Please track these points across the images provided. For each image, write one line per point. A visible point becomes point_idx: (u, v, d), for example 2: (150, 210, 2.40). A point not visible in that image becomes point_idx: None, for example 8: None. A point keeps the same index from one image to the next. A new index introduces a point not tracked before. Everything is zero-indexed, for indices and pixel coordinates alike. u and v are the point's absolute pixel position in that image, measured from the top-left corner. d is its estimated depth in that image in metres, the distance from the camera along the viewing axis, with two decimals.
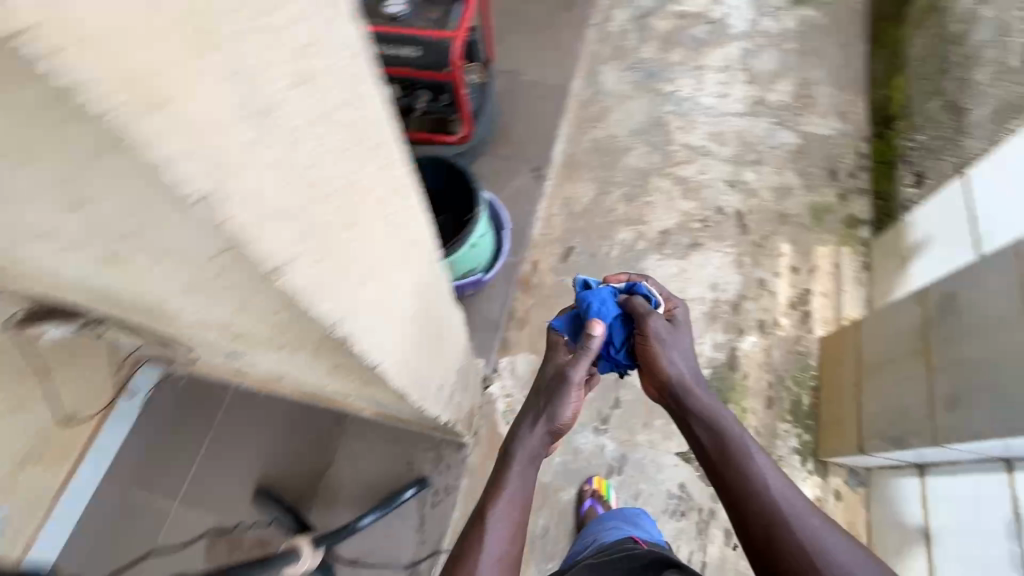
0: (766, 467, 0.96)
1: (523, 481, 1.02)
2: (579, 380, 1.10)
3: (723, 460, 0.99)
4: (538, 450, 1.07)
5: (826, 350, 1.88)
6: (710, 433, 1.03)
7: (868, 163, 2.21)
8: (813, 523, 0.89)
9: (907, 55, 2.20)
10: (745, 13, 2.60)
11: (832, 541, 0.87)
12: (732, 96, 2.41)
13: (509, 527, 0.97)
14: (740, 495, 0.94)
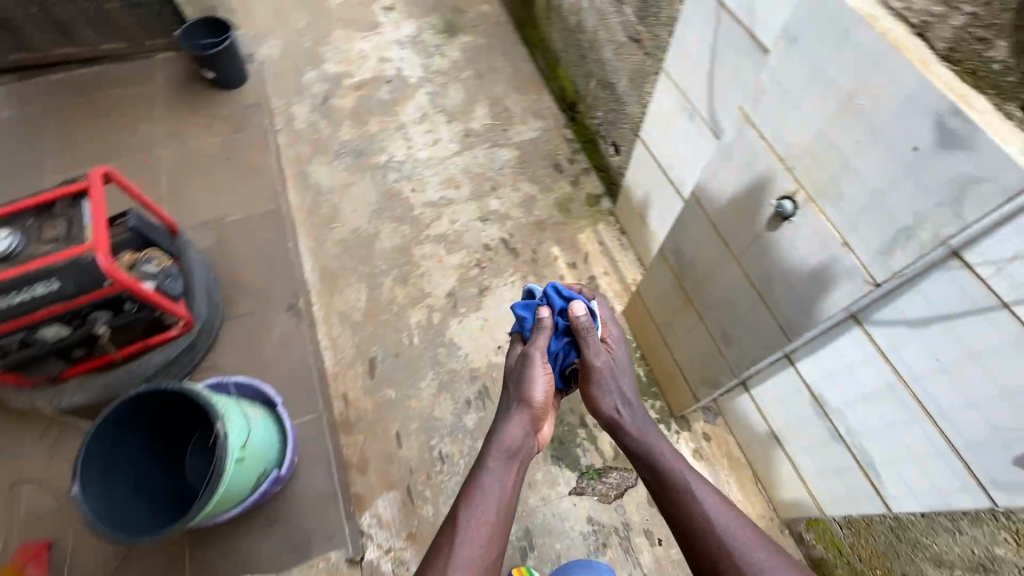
0: (703, 490, 1.07)
1: (498, 489, 1.09)
2: (541, 365, 1.25)
3: (664, 489, 1.10)
4: (515, 453, 1.17)
5: (632, 320, 2.01)
6: (656, 459, 1.14)
7: (577, 145, 2.44)
8: (748, 539, 0.98)
9: (551, 47, 2.43)
10: (414, 62, 2.68)
11: (765, 551, 0.96)
12: (442, 139, 2.46)
13: (479, 534, 1.02)
14: (684, 518, 1.04)
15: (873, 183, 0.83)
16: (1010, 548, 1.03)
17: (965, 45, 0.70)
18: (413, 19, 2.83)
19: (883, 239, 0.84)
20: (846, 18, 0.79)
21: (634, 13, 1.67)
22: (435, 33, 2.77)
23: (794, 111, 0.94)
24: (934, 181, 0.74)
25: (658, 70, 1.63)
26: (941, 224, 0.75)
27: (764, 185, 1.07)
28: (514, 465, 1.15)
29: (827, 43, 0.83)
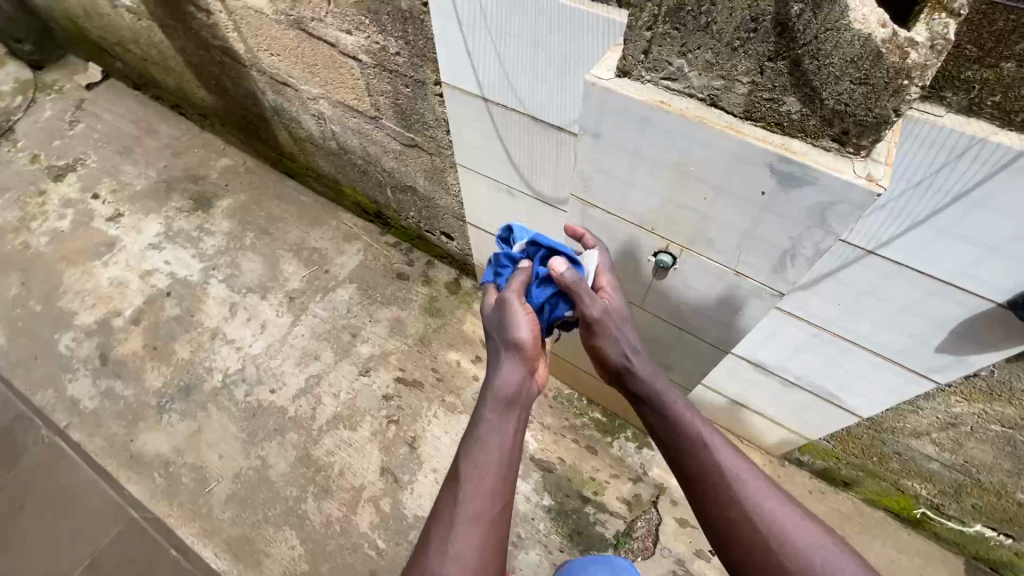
0: (732, 463, 0.92)
1: (499, 458, 0.92)
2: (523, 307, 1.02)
3: (691, 466, 0.94)
4: (511, 405, 0.98)
5: (561, 373, 1.98)
6: (671, 419, 0.99)
7: (405, 246, 2.32)
8: (783, 524, 0.85)
9: (322, 172, 2.25)
10: (184, 258, 2.29)
11: (801, 531, 0.84)
12: (269, 320, 2.15)
13: (483, 509, 0.87)
14: (712, 504, 0.90)
15: (739, 225, 0.86)
16: (964, 405, 1.18)
17: (757, 106, 0.71)
18: (152, 213, 2.41)
19: (770, 263, 0.89)
20: (641, 110, 0.78)
21: (397, 123, 1.58)
22: (188, 215, 2.40)
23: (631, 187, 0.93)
24: (795, 214, 0.78)
25: (453, 164, 1.57)
26: (818, 241, 0.80)
27: (634, 244, 1.07)
28: (514, 413, 0.98)
29: (631, 130, 0.83)
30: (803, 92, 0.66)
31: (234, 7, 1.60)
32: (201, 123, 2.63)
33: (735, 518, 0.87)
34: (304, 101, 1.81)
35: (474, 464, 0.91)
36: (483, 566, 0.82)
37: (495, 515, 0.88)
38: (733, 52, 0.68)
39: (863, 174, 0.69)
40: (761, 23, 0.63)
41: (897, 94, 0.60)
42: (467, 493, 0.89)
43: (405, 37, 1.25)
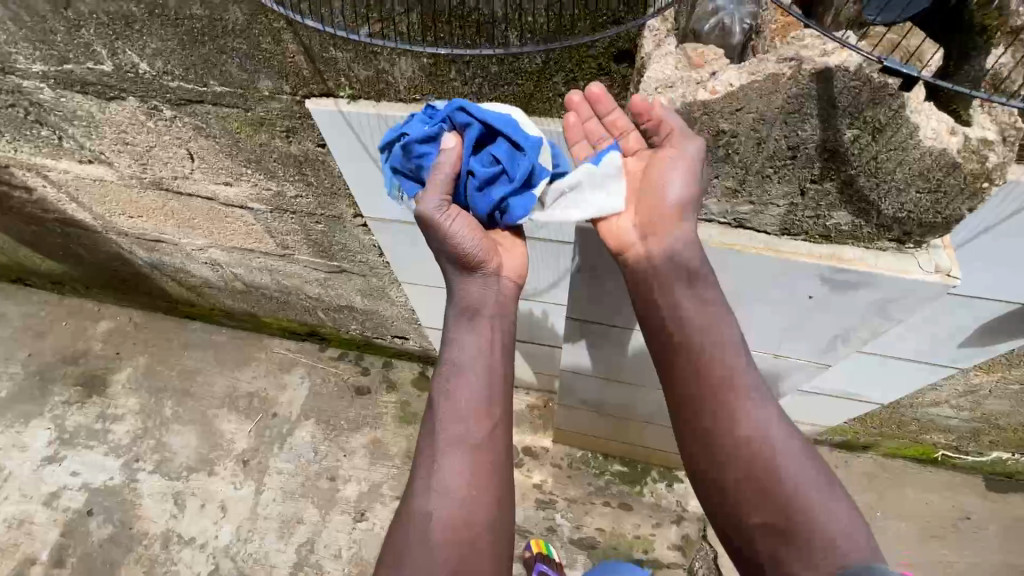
0: (761, 400, 0.69)
1: (477, 385, 0.76)
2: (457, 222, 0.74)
3: (713, 396, 0.69)
4: (478, 314, 0.80)
5: (569, 440, 1.86)
6: (691, 327, 0.72)
7: (353, 355, 2.06)
8: (812, 488, 0.64)
9: (232, 307, 1.93)
10: (95, 460, 1.89)
11: (831, 500, 0.64)
12: (227, 497, 1.82)
13: (463, 435, 0.73)
14: (728, 448, 0.67)
15: (782, 323, 0.86)
16: (981, 375, 1.19)
17: (798, 220, 0.78)
18: (35, 419, 1.97)
19: (816, 347, 0.89)
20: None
21: (315, 256, 1.34)
22: (81, 406, 1.98)
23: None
24: (850, 309, 0.79)
25: (395, 280, 1.37)
26: (868, 326, 0.82)
27: (624, 335, 1.10)
28: (485, 324, 0.80)
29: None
30: (847, 206, 0.73)
31: (62, 181, 1.28)
32: (58, 288, 2.18)
33: (757, 470, 0.65)
34: (188, 252, 1.50)
35: (448, 393, 0.76)
36: (470, 504, 0.69)
37: (489, 446, 0.73)
38: (767, 177, 0.73)
39: (932, 268, 0.74)
40: (800, 151, 0.69)
41: (973, 195, 0.67)
42: (442, 420, 0.74)
43: (302, 178, 1.03)
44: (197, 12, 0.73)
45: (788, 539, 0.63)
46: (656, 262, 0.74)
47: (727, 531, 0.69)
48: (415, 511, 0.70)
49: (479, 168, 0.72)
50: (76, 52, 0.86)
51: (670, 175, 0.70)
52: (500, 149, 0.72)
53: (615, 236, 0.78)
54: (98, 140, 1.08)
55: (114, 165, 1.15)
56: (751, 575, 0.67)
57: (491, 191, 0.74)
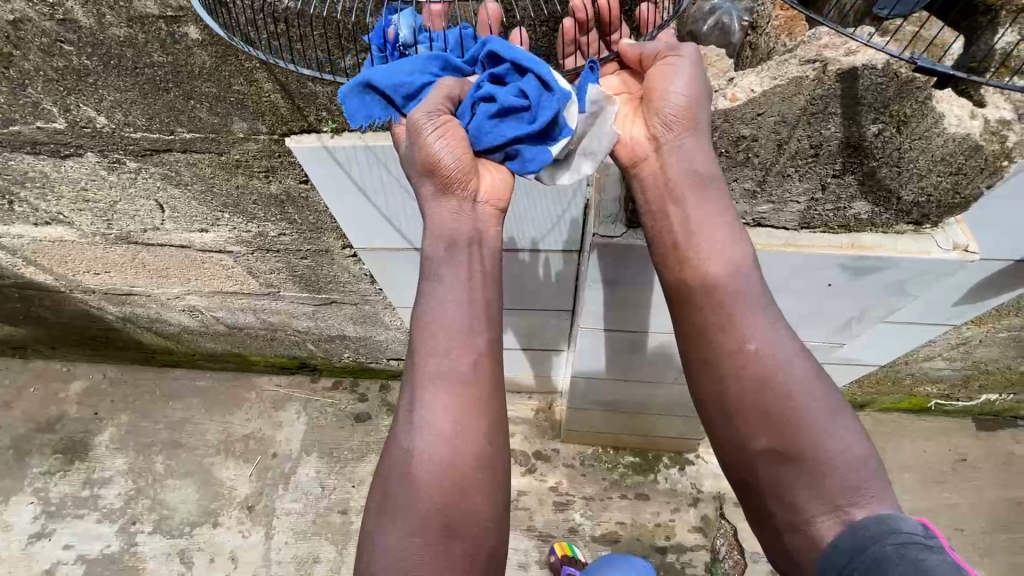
0: (773, 317, 0.63)
1: (462, 320, 0.63)
2: (446, 142, 0.63)
3: (722, 314, 0.62)
4: (456, 237, 0.65)
5: (579, 439, 1.86)
6: (702, 234, 0.65)
7: (348, 383, 2.00)
8: (823, 412, 0.59)
9: (214, 350, 1.85)
10: (88, 529, 1.79)
11: (841, 424, 0.59)
12: (237, 547, 1.75)
13: (447, 377, 0.61)
14: (747, 376, 0.60)
15: (801, 309, 0.95)
16: (971, 328, 1.25)
17: (818, 214, 0.82)
18: (15, 495, 1.85)
19: (832, 326, 0.99)
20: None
21: (302, 291, 1.29)
22: (64, 475, 1.87)
23: (654, 305, 1.01)
24: (867, 290, 0.89)
25: (388, 305, 1.33)
26: (881, 304, 0.93)
27: (640, 338, 1.11)
28: (466, 254, 0.65)
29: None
30: (866, 196, 0.78)
31: (18, 245, 1.21)
32: (21, 353, 2.05)
33: (765, 394, 0.59)
34: (163, 301, 1.42)
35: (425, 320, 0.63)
36: (459, 455, 0.59)
37: (472, 383, 0.61)
38: (785, 177, 0.77)
39: (949, 245, 0.82)
40: (823, 149, 0.72)
41: (993, 173, 0.71)
42: (421, 352, 0.63)
43: (282, 215, 1.01)
44: (159, 59, 0.73)
45: (794, 466, 0.58)
46: (670, 172, 0.66)
47: (725, 458, 0.63)
48: (397, 451, 0.61)
49: (501, 96, 0.63)
50: (22, 112, 0.83)
51: (670, 70, 0.65)
52: (529, 83, 0.63)
53: (627, 149, 0.69)
54: (56, 201, 1.04)
55: (75, 224, 1.11)
56: (748, 503, 0.63)
57: (504, 125, 0.65)
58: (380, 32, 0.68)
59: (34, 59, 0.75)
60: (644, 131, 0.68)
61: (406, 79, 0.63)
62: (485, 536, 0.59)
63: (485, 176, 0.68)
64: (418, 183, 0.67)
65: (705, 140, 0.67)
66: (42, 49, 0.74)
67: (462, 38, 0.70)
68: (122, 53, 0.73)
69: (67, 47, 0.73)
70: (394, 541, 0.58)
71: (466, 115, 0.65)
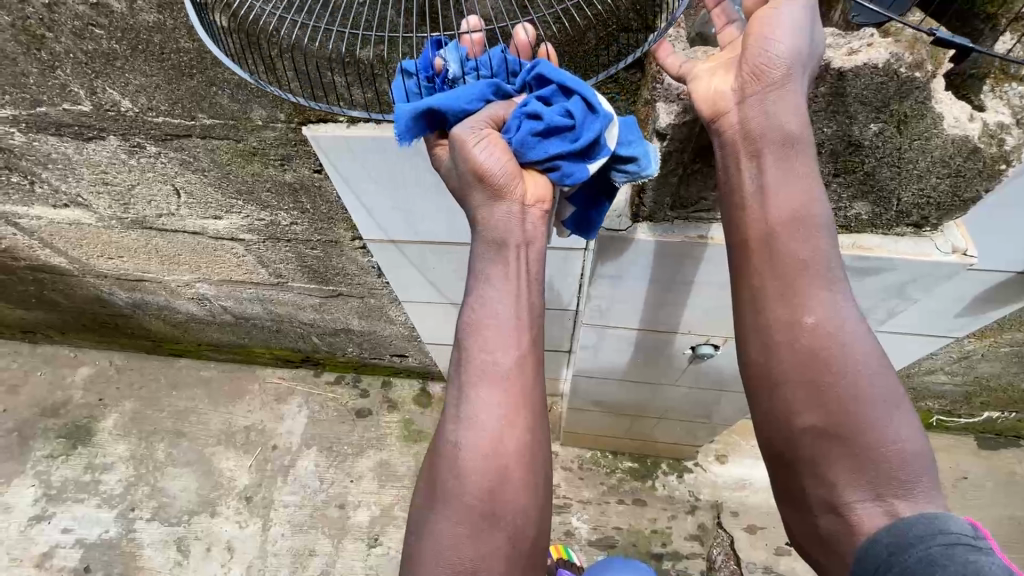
0: (837, 293, 0.63)
1: (510, 324, 0.66)
2: (488, 155, 0.64)
3: (783, 287, 0.63)
4: (504, 237, 0.67)
5: (578, 442, 1.86)
6: (773, 200, 0.64)
7: (352, 380, 2.01)
8: (881, 401, 0.59)
9: (220, 340, 1.87)
10: (88, 514, 1.81)
11: (896, 415, 0.59)
12: (233, 538, 1.76)
13: (499, 378, 0.65)
14: (802, 351, 0.61)
15: None
16: (974, 340, 1.26)
17: None
18: (17, 477, 1.86)
19: None
20: (682, 247, 0.89)
21: (310, 282, 1.31)
22: (66, 459, 1.89)
23: (658, 305, 1.02)
24: (868, 291, 0.90)
25: (394, 298, 1.34)
26: (885, 305, 0.93)
27: (644, 337, 1.12)
28: (514, 256, 0.67)
29: (679, 266, 0.92)
30: (866, 196, 0.79)
31: (35, 226, 1.24)
32: (30, 338, 2.07)
33: (815, 369, 0.61)
34: (173, 288, 1.44)
35: (474, 320, 0.67)
36: (503, 449, 0.63)
37: (516, 378, 0.65)
38: None
39: (949, 248, 0.83)
40: (824, 147, 0.74)
41: (991, 176, 0.73)
42: (472, 351, 0.66)
43: (296, 205, 1.03)
44: (186, 46, 0.76)
45: (840, 445, 0.59)
46: (753, 126, 0.64)
47: (765, 433, 0.65)
48: (443, 441, 0.66)
49: (546, 116, 0.64)
50: (51, 94, 0.86)
51: (776, 16, 0.63)
52: (576, 105, 0.64)
53: (709, 99, 0.67)
54: (76, 183, 1.07)
55: (92, 207, 1.13)
56: (784, 482, 0.65)
57: (547, 144, 0.66)
58: (428, 60, 0.69)
59: (65, 42, 0.78)
60: (732, 83, 0.66)
61: (464, 106, 0.65)
62: (528, 521, 0.63)
63: (528, 184, 0.68)
64: (467, 193, 0.68)
65: (800, 97, 0.64)
66: (73, 32, 0.76)
67: (508, 62, 0.70)
68: (150, 38, 0.75)
69: (98, 31, 0.76)
70: (440, 525, 0.63)
71: (512, 132, 0.66)
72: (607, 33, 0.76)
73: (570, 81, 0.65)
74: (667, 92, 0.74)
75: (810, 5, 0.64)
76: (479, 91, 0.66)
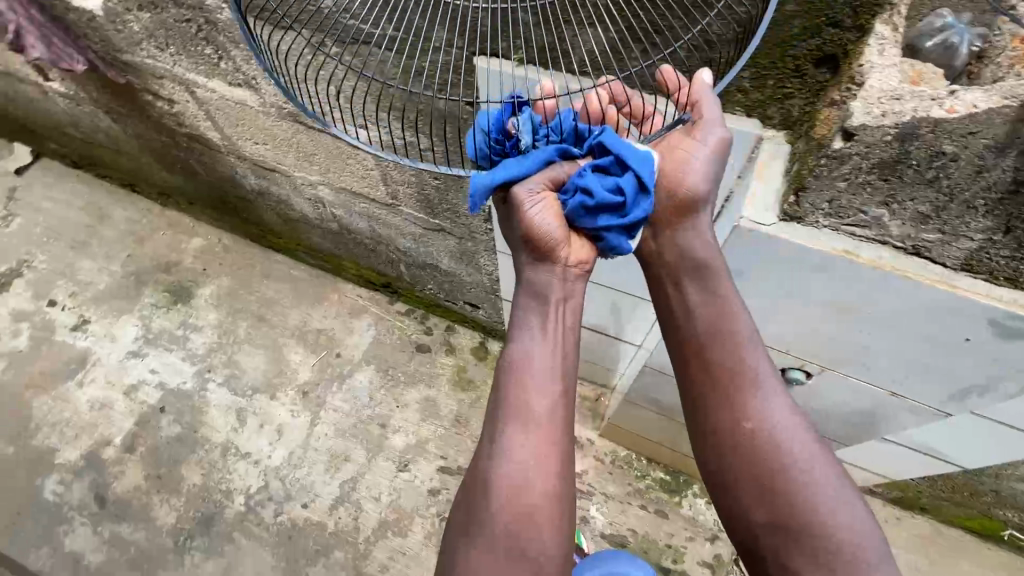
0: (770, 400, 0.81)
1: (548, 371, 0.81)
2: (540, 213, 0.82)
3: (721, 402, 0.82)
4: (545, 291, 0.86)
5: (616, 437, 1.86)
6: (717, 328, 0.84)
7: (422, 316, 2.11)
8: (826, 496, 0.76)
9: (317, 245, 2.02)
10: (173, 363, 2.04)
11: (845, 509, 0.75)
12: (285, 422, 1.93)
13: (533, 418, 0.78)
14: (747, 455, 0.79)
15: (922, 358, 0.99)
16: None
17: (987, 257, 0.88)
18: (125, 314, 2.13)
19: (950, 392, 1.04)
20: (824, 258, 0.89)
21: (420, 211, 1.38)
22: (167, 311, 2.13)
23: (772, 317, 1.05)
24: (1006, 356, 0.93)
25: (491, 247, 1.40)
26: (1013, 381, 0.98)
27: None
28: (550, 312, 0.85)
29: (811, 276, 0.93)
30: None
31: (207, 97, 1.38)
32: (162, 199, 2.32)
33: (761, 471, 0.78)
34: (297, 185, 1.57)
35: (516, 366, 0.82)
36: (530, 487, 0.75)
37: (547, 420, 0.78)
38: (973, 211, 0.83)
39: None
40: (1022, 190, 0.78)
41: None
42: (512, 393, 0.80)
43: (437, 131, 1.09)
44: None
45: (790, 534, 0.76)
46: (676, 262, 0.87)
47: (729, 522, 0.82)
48: (477, 475, 0.78)
49: (598, 191, 0.79)
50: None
51: (689, 156, 0.82)
52: (629, 183, 0.78)
53: (639, 233, 0.90)
54: (255, 66, 1.18)
55: (260, 92, 1.25)
56: (755, 559, 0.81)
57: (597, 215, 0.82)
58: (501, 125, 0.85)
59: None
60: (653, 214, 0.88)
61: (529, 166, 0.83)
62: (552, 560, 0.73)
63: (573, 245, 0.86)
64: (518, 248, 0.88)
65: (707, 240, 0.86)
66: None
67: (577, 130, 0.85)
68: None
69: None
70: (471, 553, 0.74)
71: (568, 194, 0.83)
72: (815, 23, 0.81)
73: (631, 155, 0.78)
74: (881, 86, 0.77)
75: (720, 147, 0.82)
76: (546, 155, 0.83)
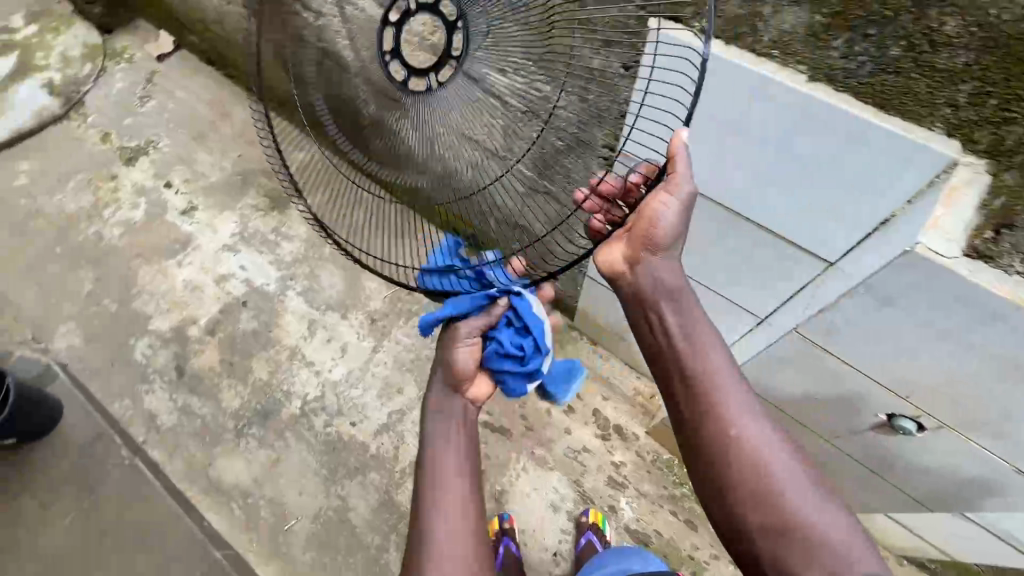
0: (751, 414, 0.90)
1: (456, 454, 1.12)
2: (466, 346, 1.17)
3: (708, 411, 0.91)
4: (450, 401, 1.22)
5: (664, 439, 1.82)
6: (702, 353, 0.95)
7: None
8: (805, 501, 0.83)
9: None
10: (261, 264, 2.16)
11: (825, 514, 0.82)
12: (350, 343, 2.02)
13: (451, 487, 1.05)
14: (735, 459, 0.87)
15: None
16: None
17: None
18: (228, 209, 2.27)
19: None
20: (1002, 307, 0.84)
21: None
22: (264, 215, 2.25)
23: (913, 355, 1.01)
24: None
25: None
26: None
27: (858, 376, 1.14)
28: (457, 416, 1.20)
29: (983, 324, 0.88)
30: None
31: None
32: None
33: (752, 475, 0.86)
34: None
35: (435, 452, 1.12)
36: (457, 533, 0.99)
37: (461, 490, 1.05)
38: None
39: None
40: None
41: None
42: (434, 470, 1.08)
43: None
44: None
45: (783, 535, 0.82)
46: (645, 285, 0.99)
47: (722, 522, 0.89)
48: (424, 534, 1.00)
49: (506, 344, 1.15)
50: None
51: (662, 211, 0.92)
52: (529, 343, 1.14)
53: (610, 266, 1.03)
54: None
55: None
56: (749, 560, 0.86)
57: (504, 358, 1.17)
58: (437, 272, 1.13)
59: None
60: (623, 253, 1.01)
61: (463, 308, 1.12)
62: None
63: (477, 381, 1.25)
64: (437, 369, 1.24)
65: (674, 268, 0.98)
66: None
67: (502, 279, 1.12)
68: None
69: None
70: None
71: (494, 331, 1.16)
72: None
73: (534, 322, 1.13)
74: None
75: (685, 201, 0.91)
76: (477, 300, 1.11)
